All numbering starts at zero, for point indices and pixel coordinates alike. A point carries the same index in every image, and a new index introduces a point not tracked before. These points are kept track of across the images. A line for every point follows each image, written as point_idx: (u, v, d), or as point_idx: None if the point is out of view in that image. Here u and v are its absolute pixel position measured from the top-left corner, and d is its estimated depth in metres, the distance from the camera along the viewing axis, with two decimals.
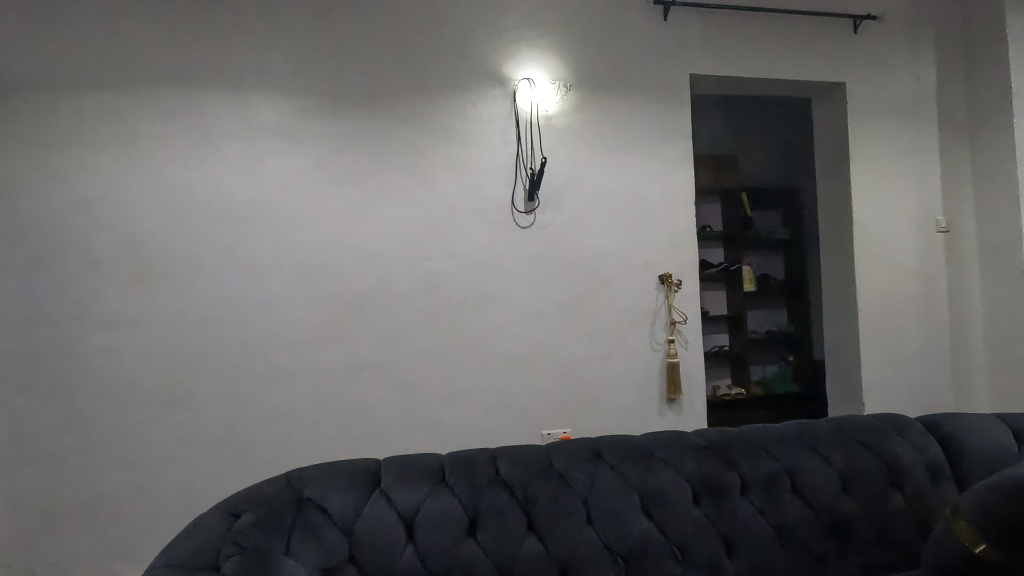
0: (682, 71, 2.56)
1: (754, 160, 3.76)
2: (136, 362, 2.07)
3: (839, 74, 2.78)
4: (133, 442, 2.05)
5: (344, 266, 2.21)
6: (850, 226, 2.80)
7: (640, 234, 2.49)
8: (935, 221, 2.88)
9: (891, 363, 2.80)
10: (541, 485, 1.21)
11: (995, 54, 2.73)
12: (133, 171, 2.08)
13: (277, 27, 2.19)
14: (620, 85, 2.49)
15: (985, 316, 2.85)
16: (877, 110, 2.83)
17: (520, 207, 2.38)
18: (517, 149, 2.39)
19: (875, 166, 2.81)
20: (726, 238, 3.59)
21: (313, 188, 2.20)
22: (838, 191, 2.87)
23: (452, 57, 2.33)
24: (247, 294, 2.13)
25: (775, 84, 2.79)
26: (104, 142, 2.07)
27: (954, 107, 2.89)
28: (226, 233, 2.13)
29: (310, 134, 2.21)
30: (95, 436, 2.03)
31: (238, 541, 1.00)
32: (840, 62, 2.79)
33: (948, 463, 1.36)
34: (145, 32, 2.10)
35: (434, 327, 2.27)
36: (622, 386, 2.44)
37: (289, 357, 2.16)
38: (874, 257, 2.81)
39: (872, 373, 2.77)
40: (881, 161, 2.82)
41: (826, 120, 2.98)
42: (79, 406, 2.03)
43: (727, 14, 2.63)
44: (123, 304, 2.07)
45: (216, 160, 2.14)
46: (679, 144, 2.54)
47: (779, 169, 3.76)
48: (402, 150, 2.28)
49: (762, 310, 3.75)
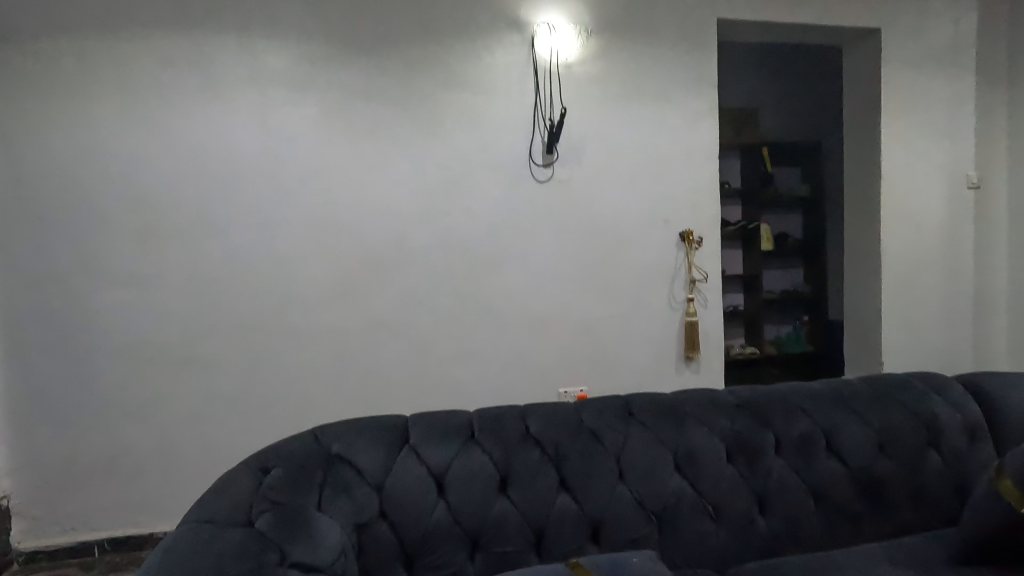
0: (709, 15, 2.42)
1: (776, 114, 3.62)
2: (149, 318, 2.04)
3: (874, 18, 2.63)
4: (153, 399, 2.05)
5: (358, 222, 2.15)
6: (879, 182, 2.69)
7: (661, 190, 2.40)
8: (966, 177, 2.77)
9: (914, 323, 2.75)
10: (573, 443, 1.18)
11: None
12: (139, 121, 2.00)
13: None
14: (644, 30, 2.35)
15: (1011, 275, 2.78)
16: (913, 58, 2.69)
17: (538, 160, 2.29)
18: (536, 99, 2.29)
19: (907, 118, 2.69)
20: (745, 195, 3.48)
21: (323, 140, 2.12)
22: (867, 145, 2.75)
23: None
24: (260, 250, 2.08)
25: (806, 30, 2.63)
26: (107, 91, 1.98)
27: (994, 55, 2.74)
28: (235, 187, 2.06)
29: (320, 83, 2.11)
30: (113, 391, 2.03)
31: (270, 496, 0.97)
32: (877, 6, 2.63)
33: (986, 423, 1.33)
34: None
35: (449, 286, 2.22)
36: (639, 346, 2.41)
37: (303, 315, 2.12)
38: (902, 214, 2.71)
39: (894, 334, 2.72)
40: (914, 113, 2.69)
41: (857, 70, 2.83)
42: (98, 363, 2.02)
43: None
44: (135, 260, 2.02)
45: (223, 109, 2.05)
46: (705, 94, 2.43)
47: (802, 123, 3.63)
48: (416, 100, 2.18)
49: (779, 269, 3.65)
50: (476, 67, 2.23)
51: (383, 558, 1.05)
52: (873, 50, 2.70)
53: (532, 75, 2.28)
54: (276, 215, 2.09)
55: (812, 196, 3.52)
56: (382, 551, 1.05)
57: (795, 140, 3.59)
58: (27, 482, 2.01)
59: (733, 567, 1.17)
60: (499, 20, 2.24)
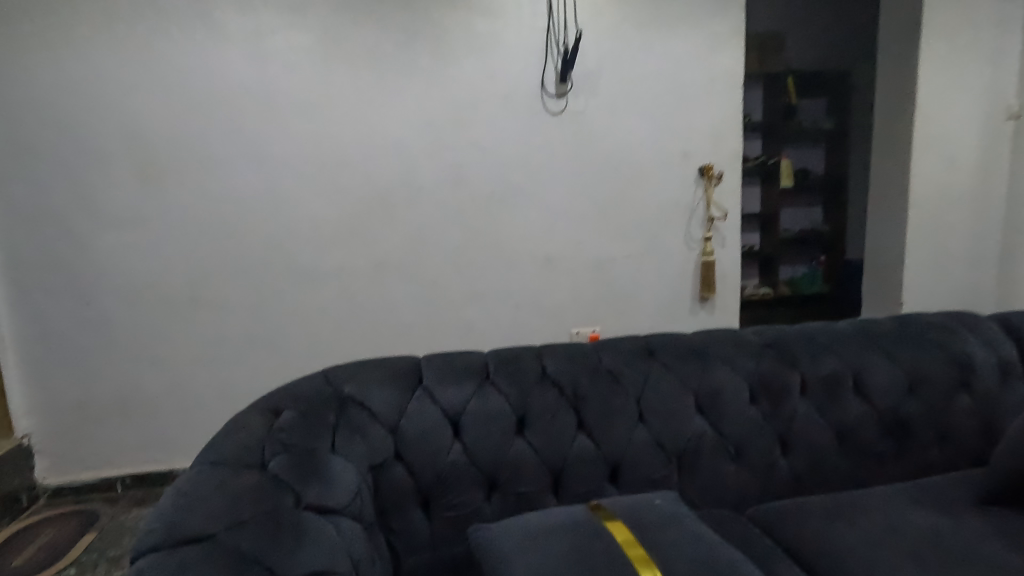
0: None
1: (803, 40, 3.38)
2: (152, 259, 1.99)
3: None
4: (164, 339, 2.03)
5: (362, 158, 2.05)
6: (913, 113, 2.53)
7: (681, 122, 2.27)
8: (1008, 106, 2.59)
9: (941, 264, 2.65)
10: (592, 384, 1.15)
11: None
12: (126, 48, 1.87)
13: None
14: None
15: None
16: None
17: (551, 91, 2.15)
18: (549, 23, 2.12)
19: (949, 41, 2.48)
20: (767, 128, 3.30)
21: (322, 69, 1.99)
22: (903, 72, 2.57)
23: None
24: (261, 189, 2.00)
25: None
26: (89, 16, 1.84)
27: None
28: (229, 122, 1.96)
29: (316, 6, 1.95)
30: (123, 333, 2.01)
31: (282, 439, 0.95)
32: None
33: (1020, 363, 1.28)
34: None
35: (460, 225, 2.15)
36: (654, 289, 2.35)
37: (309, 255, 2.07)
38: (935, 147, 2.56)
39: (917, 274, 2.63)
40: (957, 35, 2.48)
41: None
42: (107, 304, 1.99)
43: None
44: (133, 199, 1.95)
45: (214, 35, 1.91)
46: (731, 15, 2.24)
47: (830, 50, 3.40)
48: (420, 24, 2.02)
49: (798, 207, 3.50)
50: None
51: (399, 497, 1.04)
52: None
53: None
54: (277, 151, 2.00)
55: (837, 130, 3.34)
56: (398, 492, 1.04)
57: (822, 69, 3.37)
58: (46, 421, 2.03)
59: (753, 507, 1.16)
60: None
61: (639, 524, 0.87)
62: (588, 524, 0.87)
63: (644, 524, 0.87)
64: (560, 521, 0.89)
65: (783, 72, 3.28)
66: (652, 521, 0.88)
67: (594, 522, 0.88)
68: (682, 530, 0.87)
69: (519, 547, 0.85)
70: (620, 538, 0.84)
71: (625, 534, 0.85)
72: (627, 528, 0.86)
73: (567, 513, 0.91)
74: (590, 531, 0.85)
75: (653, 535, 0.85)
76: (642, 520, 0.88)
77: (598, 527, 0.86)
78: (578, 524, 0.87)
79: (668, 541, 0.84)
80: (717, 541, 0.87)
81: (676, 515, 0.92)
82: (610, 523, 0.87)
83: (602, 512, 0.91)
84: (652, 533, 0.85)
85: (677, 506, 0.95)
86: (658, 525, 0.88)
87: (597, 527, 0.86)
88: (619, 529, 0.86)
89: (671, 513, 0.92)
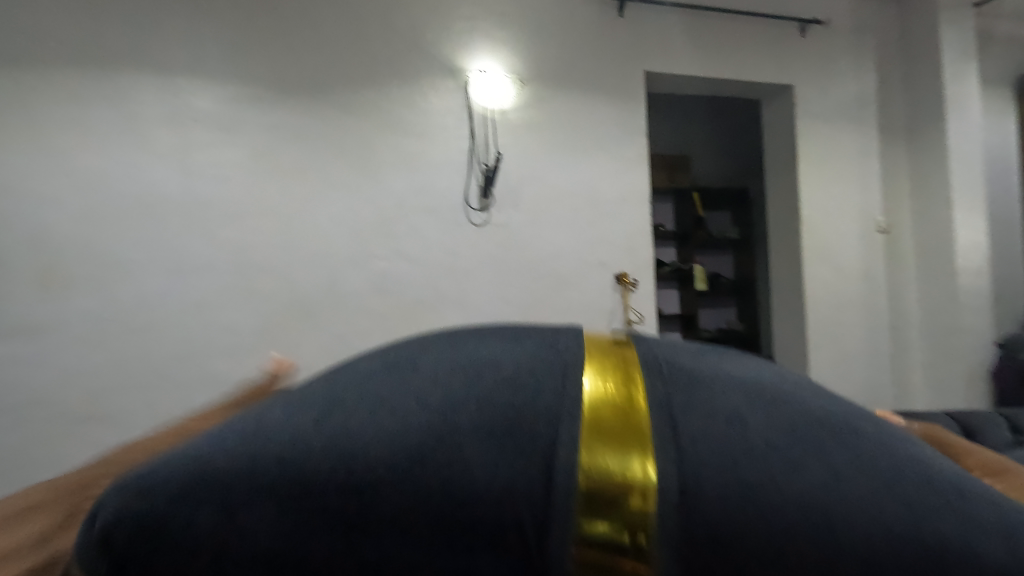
0: (666, 53, 2.13)
1: (704, 150, 3.09)
2: (69, 199, 1.59)
3: (945, 82, 2.31)
4: (94, 405, 1.59)
5: (247, 236, 1.72)
6: (883, 213, 2.42)
7: (598, 226, 2.01)
8: (876, 221, 2.39)
9: (877, 377, 2.35)
10: None
11: (990, 44, 2.57)
12: (88, 70, 1.61)
13: (210, 26, 1.70)
14: (602, 67, 2.05)
15: (1006, 310, 2.49)
16: (906, 84, 2.47)
17: (474, 205, 1.91)
18: (471, 144, 1.92)
19: (909, 140, 2.45)
20: (677, 193, 2.88)
21: (253, 183, 1.73)
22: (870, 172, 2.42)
23: (404, 32, 1.87)
24: (183, 239, 1.67)
25: (759, 86, 2.32)
26: None
27: (984, 83, 2.55)
28: (145, 163, 1.65)
29: (245, 125, 1.73)
30: (10, 242, 1.55)
31: None
32: (863, 26, 2.43)
33: None
34: (49, 36, 1.58)
35: (259, 342, 1.71)
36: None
37: (210, 343, 1.67)
38: (898, 251, 2.43)
39: (911, 374, 2.41)
40: (921, 129, 2.40)
41: (882, 73, 2.45)
42: (47, 339, 1.57)
43: (713, 18, 2.20)
44: (56, 200, 1.58)
45: (187, 74, 1.69)
46: (635, 141, 2.06)
47: (731, 159, 3.10)
48: (353, 123, 1.82)
49: (709, 258, 3.01)
50: (480, 64, 1.94)
51: None
52: (863, 110, 2.39)
53: (555, 66, 2.00)
54: (198, 194, 1.69)
55: (743, 238, 2.91)
56: None
57: (731, 142, 3.10)
58: None
59: None
60: (593, 13, 2.05)
61: (751, 469, 0.28)
62: (439, 444, 0.29)
63: (794, 502, 0.27)
64: (472, 379, 0.33)
65: (718, 113, 3.10)
66: (765, 435, 0.30)
67: (501, 399, 0.31)
68: (849, 492, 0.27)
69: (412, 398, 0.32)
70: (611, 376, 0.34)
71: (627, 454, 0.29)
72: (656, 393, 0.33)
73: (539, 341, 0.39)
74: (396, 450, 0.29)
75: (754, 474, 0.28)
76: (700, 474, 0.28)
77: (468, 424, 0.30)
78: (483, 372, 0.34)
79: (742, 460, 0.28)
80: (928, 478, 0.29)
81: (787, 396, 0.34)
82: (618, 369, 0.35)
83: (604, 348, 0.39)
84: (746, 490, 0.27)
85: (910, 445, 0.34)
86: (799, 420, 0.31)
87: (453, 418, 0.30)
88: (627, 386, 0.33)
89: (829, 466, 0.28)
